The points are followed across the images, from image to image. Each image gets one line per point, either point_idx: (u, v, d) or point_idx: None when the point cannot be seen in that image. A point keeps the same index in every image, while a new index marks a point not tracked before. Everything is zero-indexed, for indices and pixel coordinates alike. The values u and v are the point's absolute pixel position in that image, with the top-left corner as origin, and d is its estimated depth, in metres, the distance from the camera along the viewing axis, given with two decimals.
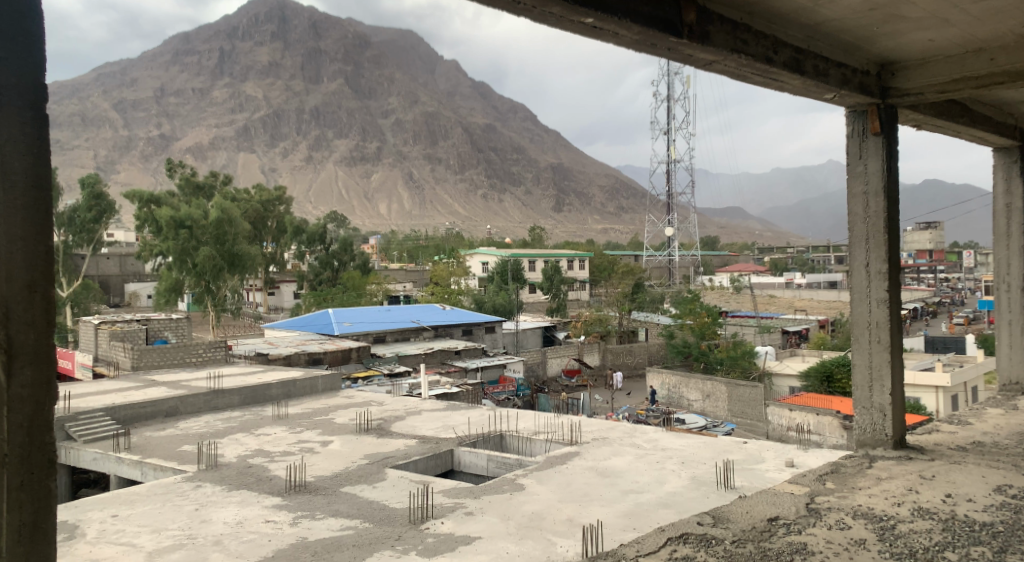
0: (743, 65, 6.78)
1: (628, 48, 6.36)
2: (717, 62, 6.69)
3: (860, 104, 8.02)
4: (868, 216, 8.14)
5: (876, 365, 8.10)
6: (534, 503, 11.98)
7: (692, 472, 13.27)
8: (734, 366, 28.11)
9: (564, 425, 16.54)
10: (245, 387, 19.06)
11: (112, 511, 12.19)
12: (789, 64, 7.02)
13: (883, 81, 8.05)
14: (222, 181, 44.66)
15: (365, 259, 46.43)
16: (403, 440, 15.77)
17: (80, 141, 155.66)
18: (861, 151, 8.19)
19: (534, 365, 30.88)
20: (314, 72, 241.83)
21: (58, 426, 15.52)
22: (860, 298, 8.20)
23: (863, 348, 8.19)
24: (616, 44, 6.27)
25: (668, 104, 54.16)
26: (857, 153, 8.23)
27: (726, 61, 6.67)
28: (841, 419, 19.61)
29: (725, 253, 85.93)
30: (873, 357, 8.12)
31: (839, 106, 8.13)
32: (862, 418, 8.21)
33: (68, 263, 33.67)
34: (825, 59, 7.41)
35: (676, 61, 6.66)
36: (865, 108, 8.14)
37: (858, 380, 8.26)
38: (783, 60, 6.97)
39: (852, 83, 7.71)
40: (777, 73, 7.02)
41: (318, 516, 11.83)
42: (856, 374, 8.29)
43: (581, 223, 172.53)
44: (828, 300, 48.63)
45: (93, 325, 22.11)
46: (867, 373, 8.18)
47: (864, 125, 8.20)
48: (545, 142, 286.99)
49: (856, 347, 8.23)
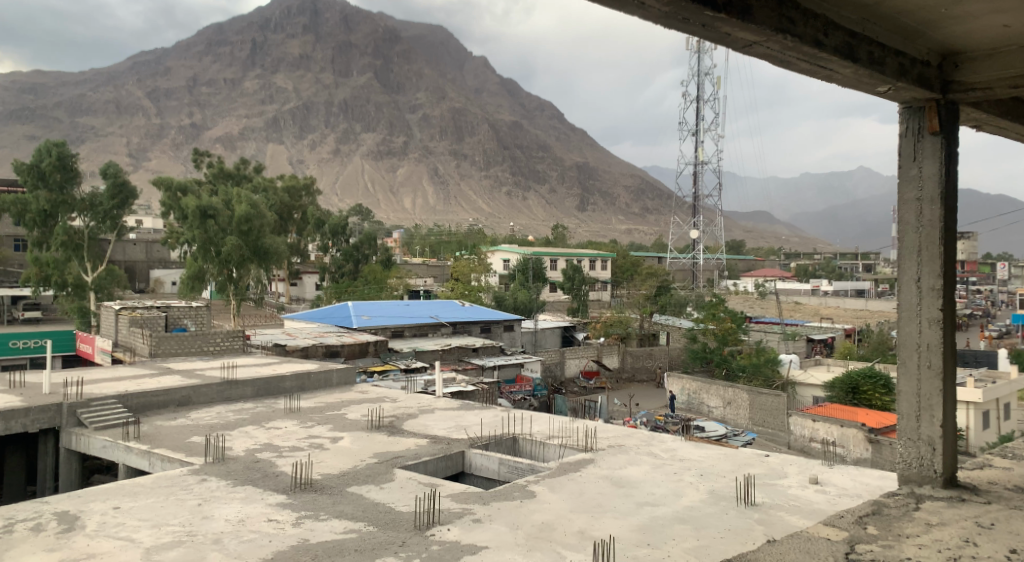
0: (788, 48, 6.08)
1: (659, 23, 5.69)
2: (759, 43, 6.00)
3: (917, 98, 7.24)
4: (922, 227, 7.37)
5: (925, 393, 7.34)
6: (545, 512, 11.31)
7: (711, 486, 12.50)
8: (757, 374, 27.17)
9: (580, 431, 15.79)
10: (259, 378, 18.48)
11: (113, 503, 11.69)
12: (841, 50, 6.27)
13: (944, 74, 7.24)
14: (249, 170, 44.54)
15: (387, 252, 45.59)
16: (413, 439, 15.14)
17: (114, 129, 157.29)
18: (916, 153, 7.40)
19: (552, 365, 30.13)
20: (344, 65, 242.30)
21: (69, 412, 15.05)
22: (909, 318, 7.43)
23: (910, 374, 7.42)
24: (647, 17, 5.62)
25: (696, 106, 52.76)
26: (912, 154, 7.45)
27: (770, 43, 5.99)
28: (866, 432, 18.88)
29: (750, 258, 84.65)
30: (922, 385, 7.36)
31: (893, 101, 7.35)
32: (907, 450, 7.45)
33: (93, 249, 33.39)
34: (881, 46, 6.64)
35: (714, 40, 5.99)
36: (922, 104, 7.35)
37: (904, 409, 7.50)
38: (834, 44, 6.23)
39: (909, 75, 6.93)
40: (827, 60, 6.27)
41: (322, 517, 11.22)
42: (901, 402, 7.53)
43: (607, 224, 171.08)
44: (855, 309, 47.51)
45: (113, 311, 21.79)
46: (915, 402, 7.41)
47: (920, 123, 7.41)
48: (572, 139, 285.74)
49: (902, 373, 7.48)
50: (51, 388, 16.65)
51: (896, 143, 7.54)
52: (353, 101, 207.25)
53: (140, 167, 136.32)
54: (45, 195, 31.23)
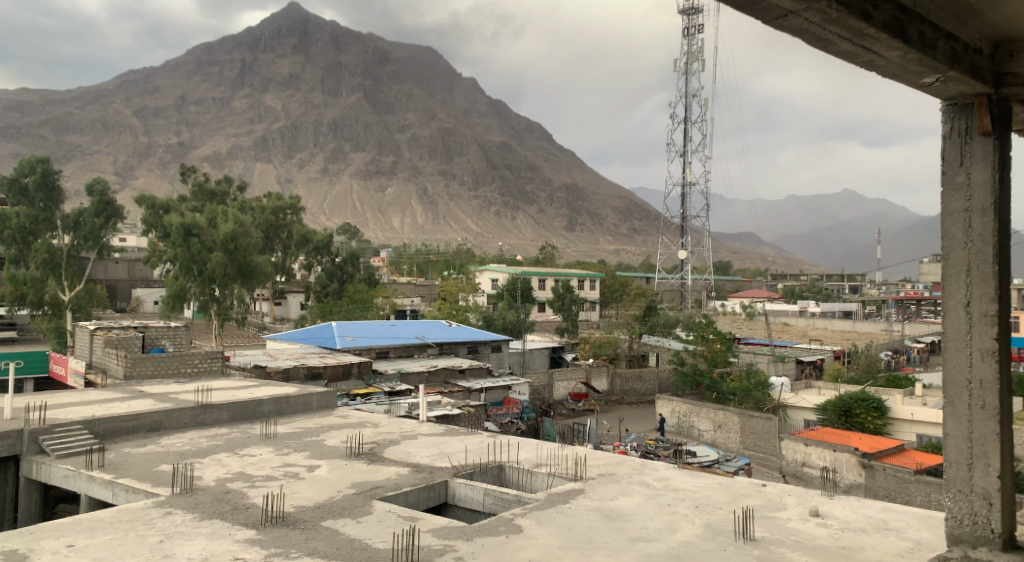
0: (832, 20, 6.13)
1: None
2: (795, 14, 6.06)
3: (967, 92, 7.31)
4: (971, 242, 7.37)
5: (979, 436, 7.31)
6: (532, 549, 10.27)
7: (706, 520, 11.46)
8: (747, 397, 26.16)
9: (569, 458, 14.74)
10: (235, 402, 17.27)
11: (67, 540, 10.52)
12: (889, 25, 6.31)
13: (997, 64, 7.28)
14: (232, 188, 43.42)
15: (371, 271, 44.31)
16: (395, 467, 14.05)
17: (100, 147, 156.20)
18: (964, 156, 7.42)
19: (540, 388, 28.99)
20: (333, 85, 242.84)
21: (30, 438, 13.86)
22: (960, 349, 7.39)
23: (961, 413, 7.40)
24: None
25: (684, 127, 51.95)
26: (959, 157, 7.46)
27: (809, 12, 6.03)
28: (860, 457, 17.91)
29: (738, 279, 84.06)
30: (976, 426, 7.33)
31: (941, 95, 7.41)
32: (958, 504, 7.44)
33: (72, 269, 31.93)
34: (932, 26, 6.68)
35: (749, 8, 6.05)
36: (971, 101, 7.39)
37: (953, 456, 7.47)
38: (883, 18, 6.26)
39: (962, 62, 6.97)
40: (873, 35, 6.30)
41: (292, 555, 10.13)
42: (951, 447, 7.50)
43: (595, 243, 170.38)
44: (844, 330, 46.73)
45: (88, 331, 20.62)
46: (967, 447, 7.38)
47: (967, 122, 7.44)
48: (560, 158, 286.10)
49: (953, 413, 7.45)
50: (13, 413, 15.42)
51: (941, 145, 7.56)
52: (341, 120, 206.64)
53: (127, 186, 135.72)
54: (25, 211, 30.18)
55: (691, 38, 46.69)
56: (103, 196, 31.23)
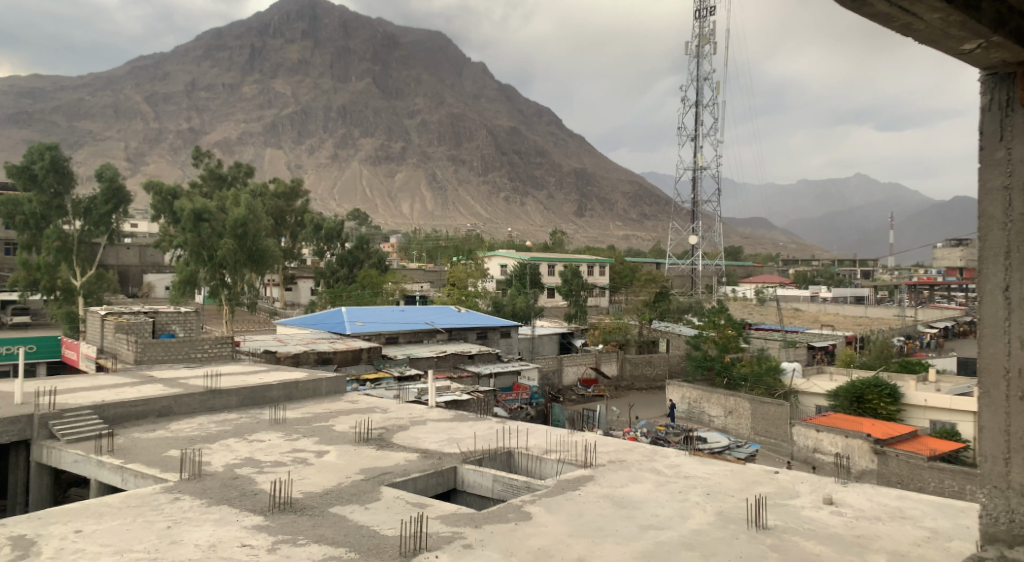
0: None
1: None
2: None
3: (1008, 60, 6.97)
4: (1011, 225, 7.10)
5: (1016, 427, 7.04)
6: (542, 536, 10.03)
7: (718, 507, 11.19)
8: (758, 383, 25.87)
9: (578, 444, 14.47)
10: (244, 387, 17.06)
11: (75, 525, 10.34)
12: None
13: None
14: (242, 173, 43.17)
15: (381, 256, 44.01)
16: (403, 453, 13.82)
17: (112, 133, 156.47)
18: (1005, 130, 7.13)
19: (549, 373, 28.73)
20: (342, 71, 242.11)
21: (40, 423, 13.66)
22: (997, 337, 7.14)
23: (997, 405, 7.14)
24: None
25: (696, 111, 51.33)
26: (1000, 131, 7.16)
27: None
28: (872, 443, 17.59)
29: (749, 265, 83.42)
30: (1013, 418, 7.06)
31: (980, 64, 7.10)
32: (992, 500, 7.19)
33: (83, 253, 31.80)
34: None
35: None
36: (1013, 72, 7.08)
37: (990, 449, 7.20)
38: None
39: (1006, 27, 6.65)
40: None
41: (301, 541, 9.93)
42: (985, 440, 7.24)
43: (604, 228, 169.83)
44: (856, 316, 46.23)
45: (99, 316, 20.47)
46: (1004, 441, 7.11)
47: (1009, 93, 7.13)
48: (570, 143, 284.91)
49: (989, 404, 7.19)
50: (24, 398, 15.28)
51: (981, 118, 7.26)
52: (351, 106, 206.14)
53: (138, 172, 135.95)
54: (36, 197, 30.00)
55: (703, 20, 45.96)
56: (112, 181, 31.05)
